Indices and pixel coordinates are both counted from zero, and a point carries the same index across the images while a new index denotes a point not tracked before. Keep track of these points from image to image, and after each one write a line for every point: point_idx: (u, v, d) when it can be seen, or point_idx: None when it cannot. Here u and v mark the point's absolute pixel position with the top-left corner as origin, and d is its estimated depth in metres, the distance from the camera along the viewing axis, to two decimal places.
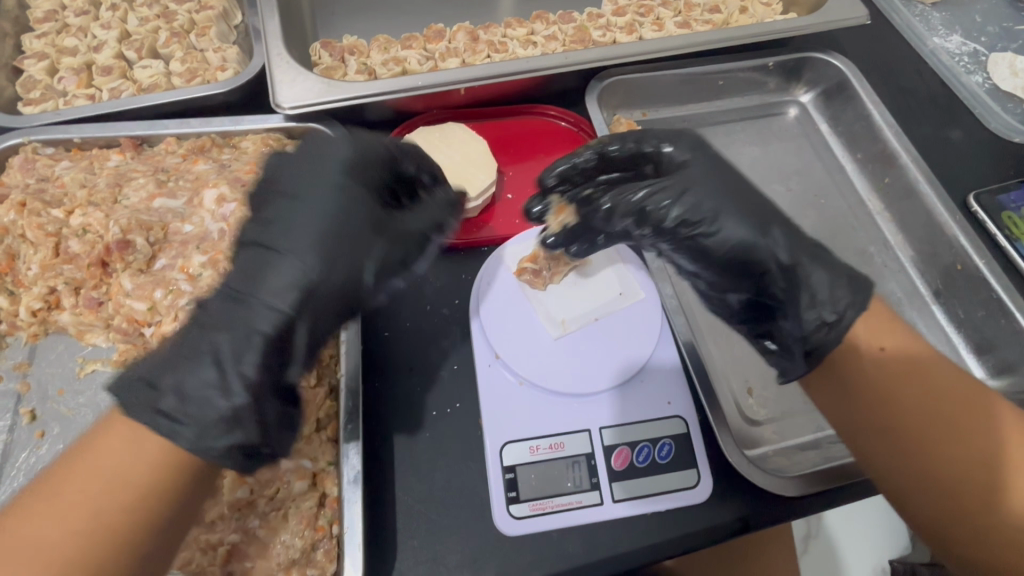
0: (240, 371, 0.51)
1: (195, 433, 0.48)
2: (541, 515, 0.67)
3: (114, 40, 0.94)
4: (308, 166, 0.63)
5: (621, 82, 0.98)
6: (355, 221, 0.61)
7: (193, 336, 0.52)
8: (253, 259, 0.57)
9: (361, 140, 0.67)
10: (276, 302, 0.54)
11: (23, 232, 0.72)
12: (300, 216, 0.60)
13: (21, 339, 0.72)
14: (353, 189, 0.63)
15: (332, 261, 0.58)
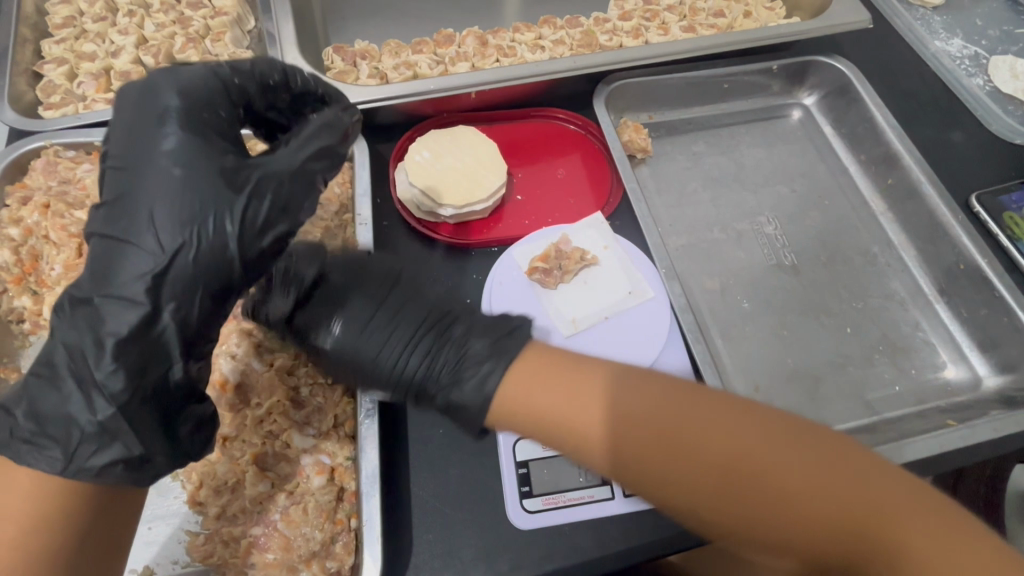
0: (105, 388, 0.47)
1: (65, 453, 0.47)
2: (554, 509, 0.69)
3: (131, 45, 0.96)
4: (137, 124, 0.52)
5: (628, 85, 0.99)
6: (197, 178, 0.50)
7: (52, 359, 0.49)
8: (99, 250, 0.49)
9: (179, 73, 0.53)
10: (128, 299, 0.47)
11: (47, 233, 0.74)
12: (139, 187, 0.50)
13: (43, 338, 0.74)
14: (186, 142, 0.51)
15: (181, 232, 0.48)
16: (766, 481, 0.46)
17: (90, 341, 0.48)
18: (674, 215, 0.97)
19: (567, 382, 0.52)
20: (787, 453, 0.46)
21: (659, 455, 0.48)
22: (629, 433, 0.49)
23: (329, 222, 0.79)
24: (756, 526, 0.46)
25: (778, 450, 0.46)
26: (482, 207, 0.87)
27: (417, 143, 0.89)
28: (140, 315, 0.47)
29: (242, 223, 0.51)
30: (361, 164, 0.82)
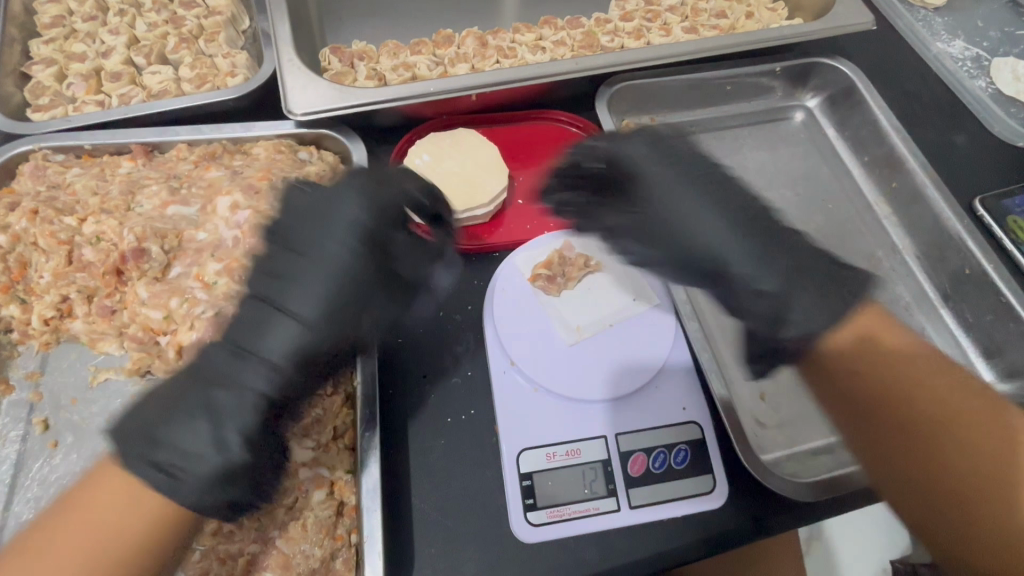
0: (237, 431, 0.56)
1: (192, 487, 0.54)
2: (559, 522, 0.67)
3: (122, 45, 0.94)
4: (312, 222, 0.65)
5: (630, 87, 0.98)
6: (357, 283, 0.63)
7: (188, 394, 0.57)
8: (257, 315, 0.60)
9: (370, 193, 0.67)
10: (273, 362, 0.59)
11: (35, 240, 0.72)
12: (306, 280, 0.62)
13: (32, 348, 0.72)
14: (356, 250, 0.64)
15: (331, 325, 0.61)
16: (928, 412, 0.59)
17: (233, 388, 0.57)
18: None
19: (829, 306, 0.65)
20: (916, 382, 0.61)
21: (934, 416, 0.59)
22: (836, 394, 0.65)
23: None
24: (903, 444, 0.60)
25: (907, 377, 0.61)
26: (483, 212, 0.86)
27: (416, 146, 0.87)
28: (284, 382, 0.59)
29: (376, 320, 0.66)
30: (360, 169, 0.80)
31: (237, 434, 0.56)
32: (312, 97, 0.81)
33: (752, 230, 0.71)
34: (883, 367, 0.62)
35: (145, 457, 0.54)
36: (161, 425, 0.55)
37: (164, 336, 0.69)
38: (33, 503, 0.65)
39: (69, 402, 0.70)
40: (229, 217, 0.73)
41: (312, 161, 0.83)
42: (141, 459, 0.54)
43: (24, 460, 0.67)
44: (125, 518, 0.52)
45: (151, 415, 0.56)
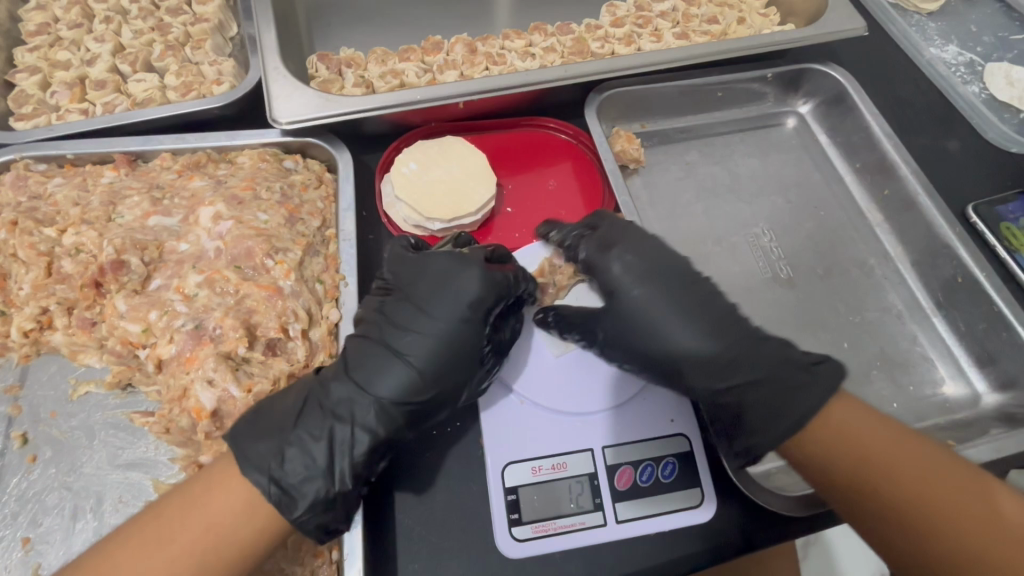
0: (349, 462, 0.62)
1: (297, 507, 0.58)
2: (544, 537, 0.67)
3: (108, 53, 0.93)
4: (439, 283, 0.69)
5: (620, 94, 0.97)
6: (461, 346, 0.66)
7: (317, 419, 0.62)
8: (376, 361, 0.65)
9: (489, 269, 0.69)
10: (386, 407, 0.63)
11: (15, 251, 0.71)
12: (423, 334, 0.66)
13: (12, 360, 0.72)
14: (469, 317, 0.68)
15: (438, 382, 0.65)
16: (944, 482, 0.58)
17: (352, 425, 0.62)
18: (667, 227, 0.94)
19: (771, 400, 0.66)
20: (907, 449, 0.61)
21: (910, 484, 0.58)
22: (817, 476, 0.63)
23: (311, 238, 0.75)
24: (887, 517, 0.59)
25: (896, 446, 0.61)
26: (471, 220, 0.85)
27: (403, 154, 0.87)
28: (393, 425, 0.64)
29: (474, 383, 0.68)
30: (345, 179, 0.80)
31: (349, 464, 0.61)
32: (296, 105, 0.80)
33: (720, 333, 0.70)
34: (844, 441, 0.61)
35: (262, 469, 0.58)
36: (289, 442, 0.61)
37: (143, 349, 0.68)
38: (10, 518, 0.64)
39: (48, 416, 0.69)
40: (211, 228, 0.73)
41: (297, 170, 0.82)
42: (258, 471, 0.58)
43: (3, 475, 0.66)
44: (231, 523, 0.56)
45: (268, 431, 0.61)
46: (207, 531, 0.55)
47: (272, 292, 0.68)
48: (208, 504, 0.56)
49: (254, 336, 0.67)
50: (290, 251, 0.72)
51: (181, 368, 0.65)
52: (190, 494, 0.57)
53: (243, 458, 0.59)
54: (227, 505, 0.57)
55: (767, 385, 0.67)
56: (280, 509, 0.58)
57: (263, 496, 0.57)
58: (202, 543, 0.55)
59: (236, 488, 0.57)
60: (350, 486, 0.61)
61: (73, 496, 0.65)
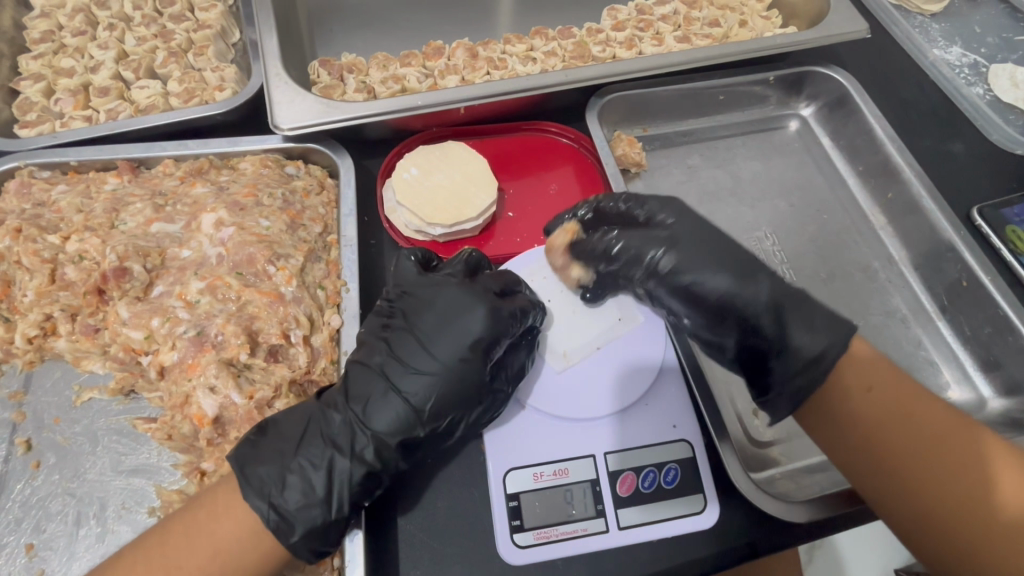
0: (345, 492, 0.61)
1: (292, 531, 0.59)
2: (546, 543, 0.66)
3: (111, 60, 0.94)
4: (447, 320, 0.68)
5: (621, 98, 0.97)
6: (467, 384, 0.66)
7: (319, 450, 0.62)
8: (379, 395, 0.64)
9: (500, 309, 0.68)
10: (385, 444, 0.63)
11: (19, 258, 0.71)
12: (428, 371, 0.66)
13: (16, 366, 0.72)
14: (475, 356, 0.67)
15: (440, 419, 0.65)
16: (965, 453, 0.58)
17: (350, 457, 0.62)
18: None
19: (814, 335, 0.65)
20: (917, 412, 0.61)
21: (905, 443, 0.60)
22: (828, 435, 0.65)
23: (312, 244, 0.75)
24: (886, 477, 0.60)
25: (905, 406, 0.61)
26: (472, 225, 0.85)
27: (404, 159, 0.87)
28: (392, 461, 0.64)
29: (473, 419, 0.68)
30: (347, 185, 0.80)
31: (346, 494, 0.61)
32: (298, 111, 0.80)
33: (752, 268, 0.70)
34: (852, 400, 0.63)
35: (262, 494, 0.59)
36: (290, 469, 0.61)
37: (146, 356, 0.69)
38: (13, 526, 0.64)
39: (52, 422, 0.69)
40: (213, 234, 0.73)
41: (298, 176, 0.82)
42: (259, 497, 0.59)
43: (7, 482, 0.66)
44: (238, 549, 0.57)
45: (272, 455, 0.61)
46: (216, 556, 0.56)
47: (274, 298, 0.68)
48: (214, 530, 0.57)
49: (256, 343, 0.67)
50: (291, 258, 0.72)
51: (183, 375, 0.65)
52: (195, 520, 0.58)
53: (246, 480, 0.59)
54: (233, 531, 0.57)
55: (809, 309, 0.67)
56: (277, 534, 0.58)
57: (263, 521, 0.58)
58: (211, 568, 0.56)
59: (241, 515, 0.58)
60: (347, 513, 0.61)
61: (77, 503, 0.65)
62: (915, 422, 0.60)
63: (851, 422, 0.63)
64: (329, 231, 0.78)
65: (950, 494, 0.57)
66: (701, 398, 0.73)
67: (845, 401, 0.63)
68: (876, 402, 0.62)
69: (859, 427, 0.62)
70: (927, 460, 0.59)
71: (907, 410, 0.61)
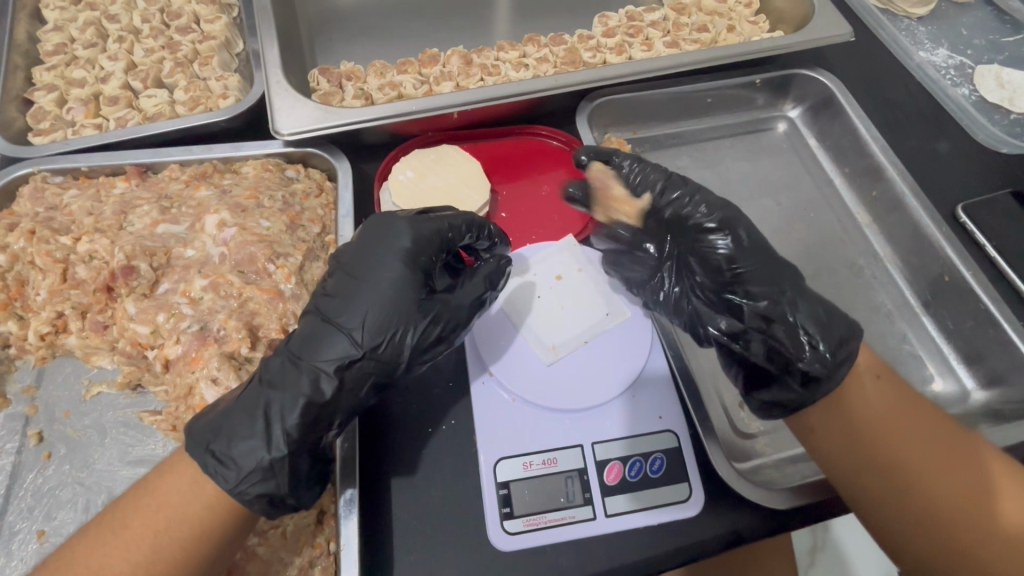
0: (284, 429, 0.62)
1: (235, 475, 0.60)
2: (535, 530, 0.69)
3: (120, 71, 0.98)
4: (372, 248, 0.71)
5: (611, 102, 0.99)
6: (403, 305, 0.68)
7: (255, 392, 0.63)
8: (313, 329, 0.66)
9: (417, 227, 0.72)
10: (321, 372, 0.64)
11: (32, 259, 0.75)
12: (358, 298, 0.68)
13: (30, 362, 0.76)
14: (402, 275, 0.70)
15: (376, 339, 0.66)
16: (956, 453, 0.61)
17: (284, 392, 0.63)
18: None
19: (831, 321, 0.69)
20: (918, 427, 0.63)
21: (907, 457, 0.62)
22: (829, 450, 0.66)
23: (311, 243, 0.78)
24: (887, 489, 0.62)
25: (906, 421, 0.64)
26: None
27: (400, 163, 0.90)
28: (329, 387, 0.64)
29: (417, 338, 0.69)
30: (344, 187, 0.83)
31: (284, 431, 0.62)
32: (297, 117, 0.84)
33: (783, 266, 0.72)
34: (855, 414, 0.66)
35: (202, 443, 0.61)
36: (227, 416, 0.62)
37: (151, 350, 0.72)
38: (25, 513, 0.67)
39: (63, 415, 0.73)
40: (216, 234, 0.76)
41: (298, 179, 0.86)
42: (199, 445, 0.61)
43: (19, 471, 0.69)
44: (181, 502, 0.59)
45: (215, 409, 0.64)
46: (160, 512, 0.59)
47: (274, 295, 0.72)
48: (158, 487, 0.60)
49: (257, 337, 0.71)
50: (290, 256, 0.75)
51: (186, 368, 0.68)
52: (145, 483, 0.61)
53: (191, 437, 0.61)
54: (176, 485, 0.60)
55: (823, 307, 0.70)
56: (218, 479, 0.59)
57: (203, 468, 0.60)
58: (155, 524, 0.58)
59: (184, 469, 0.61)
60: (287, 452, 0.62)
61: (85, 491, 0.68)
62: (916, 437, 0.63)
63: (845, 423, 0.66)
64: (327, 232, 0.81)
65: (947, 497, 0.59)
66: (685, 390, 0.76)
67: (849, 403, 0.66)
68: (872, 408, 0.65)
69: (856, 429, 0.65)
70: (921, 463, 0.61)
71: (902, 414, 0.64)
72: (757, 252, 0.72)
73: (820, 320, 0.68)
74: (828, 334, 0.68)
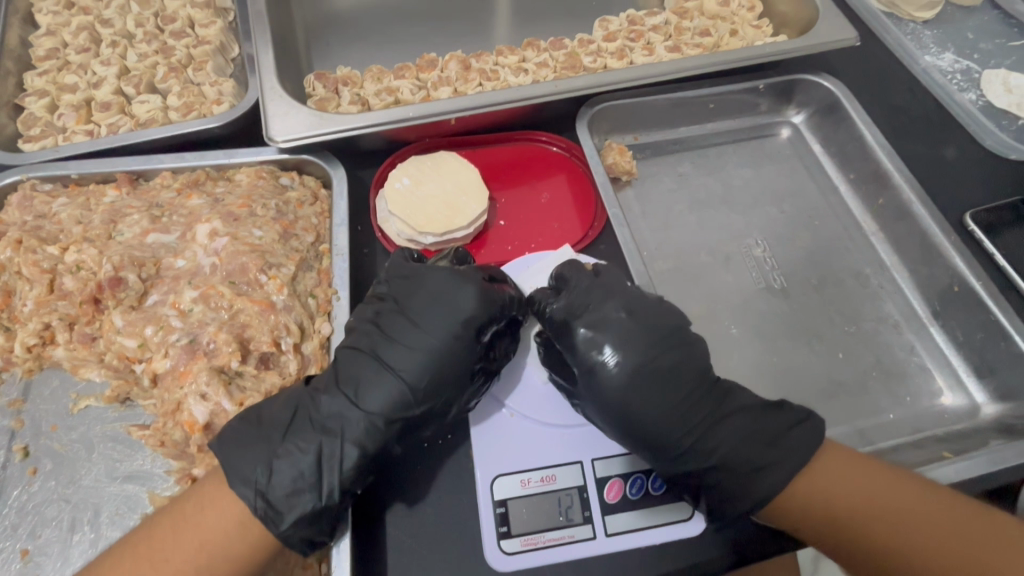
0: (337, 477, 0.62)
1: (288, 521, 0.60)
2: (533, 550, 0.66)
3: (113, 76, 0.96)
4: (438, 302, 0.70)
5: (611, 108, 0.98)
6: (463, 370, 0.68)
7: (308, 436, 0.63)
8: (369, 376, 0.66)
9: (489, 291, 0.71)
10: (375, 424, 0.65)
11: (20, 268, 0.73)
12: (418, 352, 0.68)
13: (16, 375, 0.74)
14: (464, 339, 0.69)
15: (433, 398, 0.67)
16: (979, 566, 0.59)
17: (341, 438, 0.64)
18: (660, 238, 0.94)
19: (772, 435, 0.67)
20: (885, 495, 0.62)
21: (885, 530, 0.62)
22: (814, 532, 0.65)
23: (305, 253, 0.77)
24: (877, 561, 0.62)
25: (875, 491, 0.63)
26: (463, 234, 0.87)
27: (397, 171, 0.88)
28: (381, 439, 0.65)
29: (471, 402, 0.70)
30: (340, 196, 0.82)
31: (337, 477, 0.62)
32: (291, 124, 0.82)
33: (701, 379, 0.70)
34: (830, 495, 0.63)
35: (250, 483, 0.60)
36: (278, 455, 0.62)
37: (140, 364, 0.70)
38: (9, 532, 0.65)
39: (49, 429, 0.71)
40: (207, 244, 0.74)
41: (293, 187, 0.84)
42: (245, 484, 0.60)
43: (4, 488, 0.68)
44: (224, 542, 0.59)
45: (256, 441, 0.63)
46: (202, 550, 0.59)
47: (266, 307, 0.70)
48: (201, 521, 0.60)
49: (247, 351, 0.69)
50: (283, 267, 0.73)
51: (175, 383, 0.67)
52: (186, 513, 0.60)
53: (232, 469, 0.61)
54: (220, 525, 0.60)
55: (756, 430, 0.67)
56: (267, 522, 0.60)
57: (253, 511, 0.60)
58: (196, 561, 0.58)
59: (227, 506, 0.60)
60: (338, 499, 0.62)
61: (72, 509, 0.66)
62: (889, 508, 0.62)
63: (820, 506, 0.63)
64: (320, 241, 0.80)
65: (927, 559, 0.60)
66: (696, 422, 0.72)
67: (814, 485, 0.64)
68: (876, 497, 0.62)
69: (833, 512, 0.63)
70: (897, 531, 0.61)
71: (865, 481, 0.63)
72: (668, 365, 0.70)
73: (762, 436, 0.67)
74: (769, 475, 0.65)
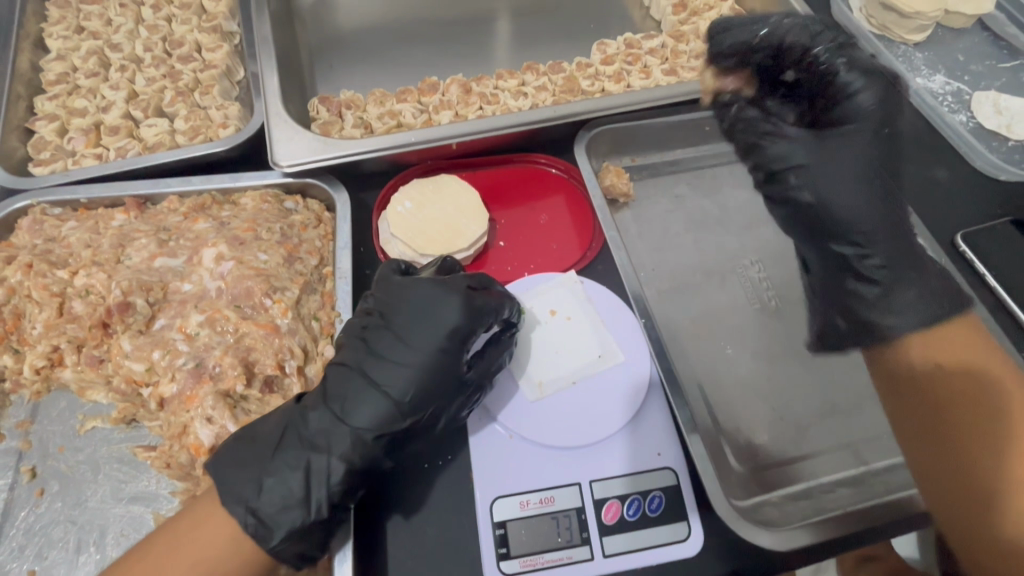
0: (326, 493, 0.63)
1: (280, 537, 0.61)
2: (531, 571, 0.68)
3: (122, 100, 0.99)
4: (420, 313, 0.71)
5: (608, 130, 0.99)
6: (446, 381, 0.69)
7: (296, 452, 0.64)
8: (355, 391, 0.67)
9: (470, 301, 0.71)
10: (362, 439, 0.65)
11: (29, 292, 0.75)
12: (403, 365, 0.68)
13: (24, 396, 0.75)
14: (445, 350, 0.69)
15: (418, 410, 0.68)
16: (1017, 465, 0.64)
17: (329, 454, 0.65)
18: (657, 259, 0.96)
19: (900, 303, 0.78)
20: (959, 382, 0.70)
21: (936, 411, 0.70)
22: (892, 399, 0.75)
23: (308, 276, 0.78)
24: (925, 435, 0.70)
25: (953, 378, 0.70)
26: (463, 256, 0.88)
27: (399, 193, 0.90)
28: (369, 454, 0.65)
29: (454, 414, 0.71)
30: (342, 218, 0.83)
31: (326, 493, 0.63)
32: (297, 149, 0.85)
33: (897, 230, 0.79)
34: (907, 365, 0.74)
35: (241, 500, 0.62)
36: (268, 472, 0.63)
37: (147, 387, 0.72)
38: (16, 553, 0.66)
39: (57, 450, 0.72)
40: (213, 268, 0.76)
41: (297, 210, 0.86)
42: (237, 502, 0.62)
43: (12, 509, 0.69)
44: (217, 558, 0.60)
45: (248, 458, 0.64)
46: (197, 566, 0.60)
47: (270, 330, 0.71)
48: (195, 537, 0.61)
49: (252, 373, 0.70)
50: (287, 290, 0.75)
51: (181, 406, 0.68)
52: (178, 532, 0.61)
53: (226, 489, 0.62)
54: (211, 541, 0.61)
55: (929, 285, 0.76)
56: (258, 538, 0.61)
57: (243, 528, 0.61)
58: None
59: (220, 525, 0.61)
60: (327, 515, 0.63)
61: (78, 530, 0.68)
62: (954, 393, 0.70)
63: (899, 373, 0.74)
64: (323, 264, 0.81)
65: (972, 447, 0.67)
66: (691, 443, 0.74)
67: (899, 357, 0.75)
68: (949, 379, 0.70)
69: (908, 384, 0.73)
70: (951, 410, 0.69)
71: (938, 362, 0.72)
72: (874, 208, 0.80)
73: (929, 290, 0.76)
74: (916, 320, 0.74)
